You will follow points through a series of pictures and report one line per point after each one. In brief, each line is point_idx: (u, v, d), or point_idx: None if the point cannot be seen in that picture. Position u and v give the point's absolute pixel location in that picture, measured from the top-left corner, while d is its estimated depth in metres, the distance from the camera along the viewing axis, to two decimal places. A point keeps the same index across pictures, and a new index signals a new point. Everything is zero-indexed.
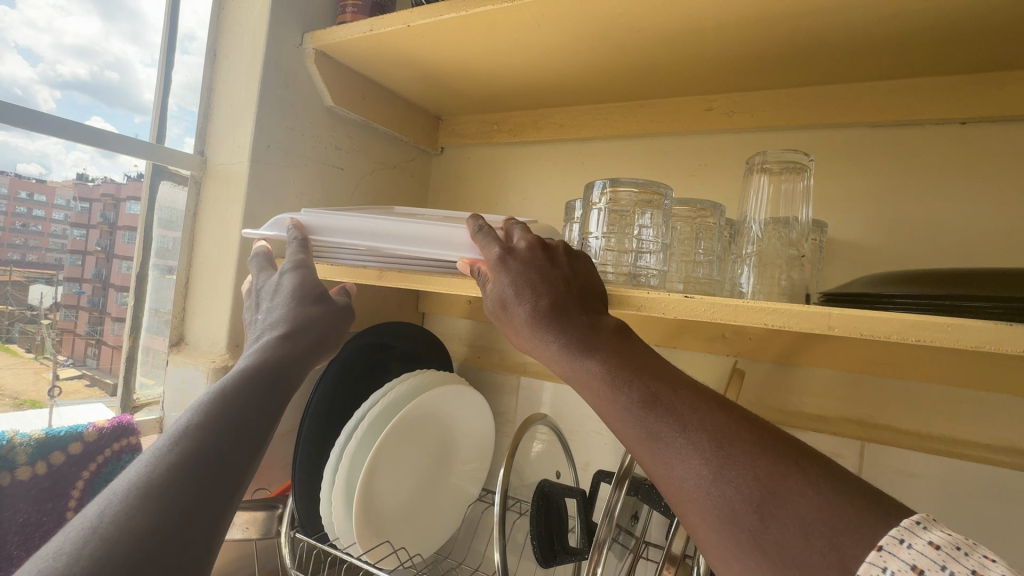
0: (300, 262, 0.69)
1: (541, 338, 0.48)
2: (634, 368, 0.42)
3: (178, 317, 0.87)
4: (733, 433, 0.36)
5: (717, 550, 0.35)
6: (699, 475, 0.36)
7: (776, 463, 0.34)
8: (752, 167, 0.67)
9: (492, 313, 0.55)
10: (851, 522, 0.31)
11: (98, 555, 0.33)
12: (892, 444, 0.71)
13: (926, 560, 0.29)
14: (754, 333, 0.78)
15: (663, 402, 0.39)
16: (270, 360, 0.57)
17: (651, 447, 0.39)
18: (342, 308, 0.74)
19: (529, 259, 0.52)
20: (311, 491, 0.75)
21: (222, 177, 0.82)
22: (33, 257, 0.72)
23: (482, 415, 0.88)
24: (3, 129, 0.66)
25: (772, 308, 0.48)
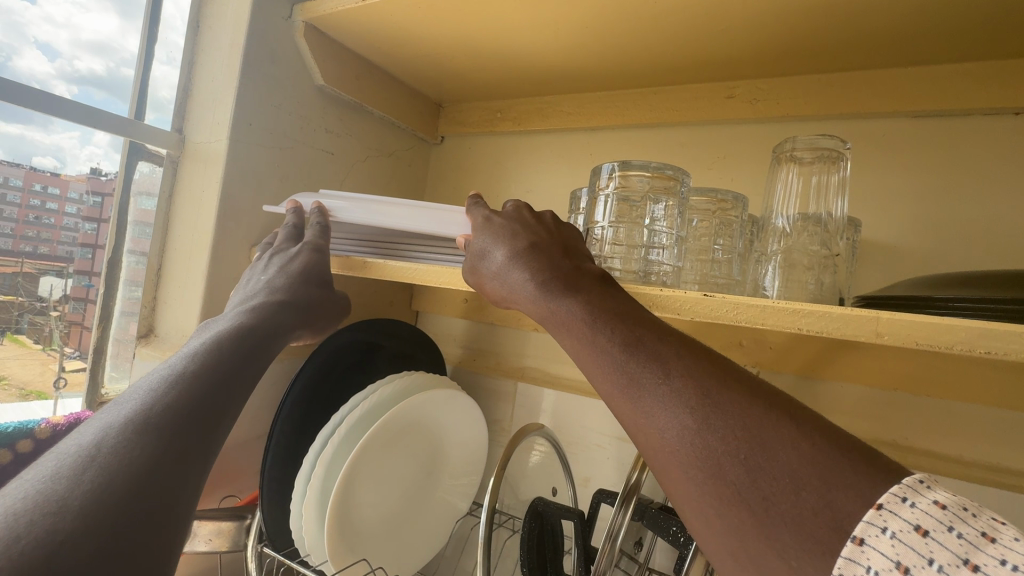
0: (318, 246, 0.68)
1: (523, 285, 0.45)
2: (615, 314, 0.39)
3: (148, 308, 0.81)
4: (720, 382, 0.32)
5: (697, 510, 0.30)
6: (680, 423, 0.32)
7: (766, 413, 0.30)
8: (780, 155, 0.60)
9: (472, 273, 0.53)
10: (852, 479, 0.27)
11: (98, 481, 0.33)
12: (929, 469, 0.63)
13: (930, 519, 0.24)
14: (774, 342, 0.71)
15: (644, 347, 0.36)
16: (258, 321, 0.56)
17: (629, 395, 0.35)
18: (342, 301, 0.72)
19: (519, 219, 0.52)
20: (281, 502, 0.68)
21: (200, 155, 0.76)
22: (45, 249, 0.70)
23: (477, 424, 0.81)
24: (20, 121, 0.66)
25: (807, 310, 0.41)
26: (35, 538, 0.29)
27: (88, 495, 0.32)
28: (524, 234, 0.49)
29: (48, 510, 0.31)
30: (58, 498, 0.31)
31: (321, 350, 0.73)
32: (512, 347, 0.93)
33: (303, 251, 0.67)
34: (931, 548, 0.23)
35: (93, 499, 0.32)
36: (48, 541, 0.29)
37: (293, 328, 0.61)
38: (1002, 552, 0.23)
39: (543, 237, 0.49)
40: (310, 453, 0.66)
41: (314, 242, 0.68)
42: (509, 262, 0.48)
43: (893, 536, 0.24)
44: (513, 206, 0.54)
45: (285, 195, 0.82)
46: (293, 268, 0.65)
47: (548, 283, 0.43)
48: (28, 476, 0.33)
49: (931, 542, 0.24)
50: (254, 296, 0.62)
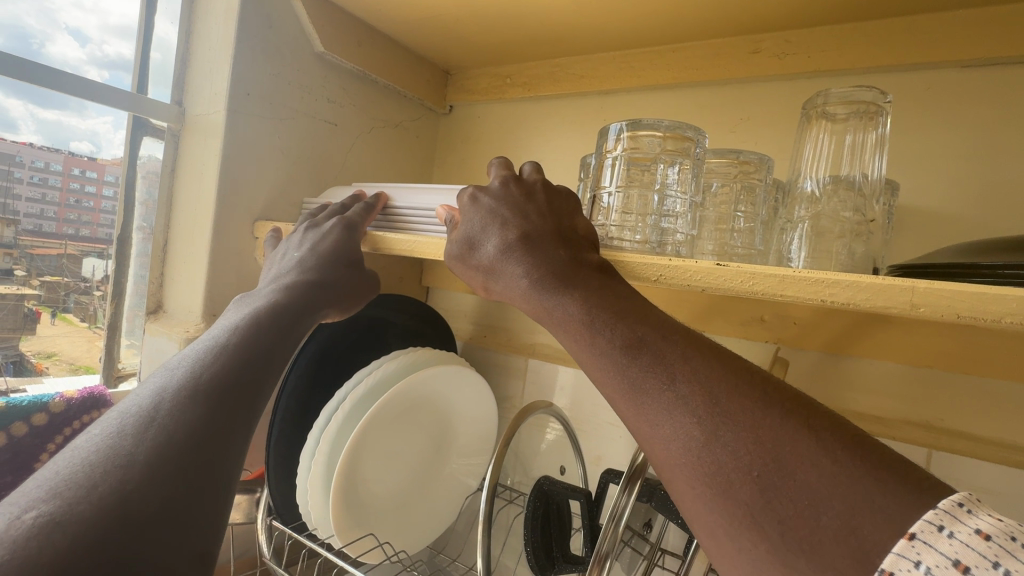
0: (351, 225, 0.66)
1: (517, 279, 0.43)
2: (617, 310, 0.37)
3: (156, 284, 0.80)
4: (730, 388, 0.30)
5: (708, 530, 0.28)
6: (687, 435, 0.29)
7: (782, 425, 0.27)
8: (810, 110, 0.54)
9: (456, 257, 0.50)
10: (885, 502, 0.24)
11: (160, 437, 0.34)
12: (965, 452, 0.58)
13: (971, 554, 0.21)
14: (799, 316, 0.67)
15: (649, 348, 0.33)
16: (284, 301, 0.55)
17: (633, 401, 0.33)
18: (372, 279, 0.69)
19: (510, 199, 0.48)
20: (288, 477, 0.68)
21: (201, 129, 0.74)
22: (86, 231, 0.74)
23: (485, 400, 0.79)
24: (56, 107, 0.68)
25: (833, 279, 0.37)
26: (106, 492, 0.30)
27: (150, 454, 0.33)
28: (517, 218, 0.46)
29: (117, 465, 0.32)
30: (127, 452, 0.33)
31: (322, 327, 0.73)
32: (522, 323, 0.90)
33: (335, 229, 0.65)
34: None
35: (158, 452, 0.34)
36: (119, 492, 0.31)
37: (319, 312, 0.59)
38: None
39: (539, 219, 0.46)
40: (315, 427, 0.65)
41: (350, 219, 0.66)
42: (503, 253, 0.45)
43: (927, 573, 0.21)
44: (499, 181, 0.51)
45: (289, 168, 0.80)
46: (322, 246, 0.63)
47: (547, 277, 0.41)
48: (95, 430, 0.35)
49: None
50: (286, 274, 0.61)
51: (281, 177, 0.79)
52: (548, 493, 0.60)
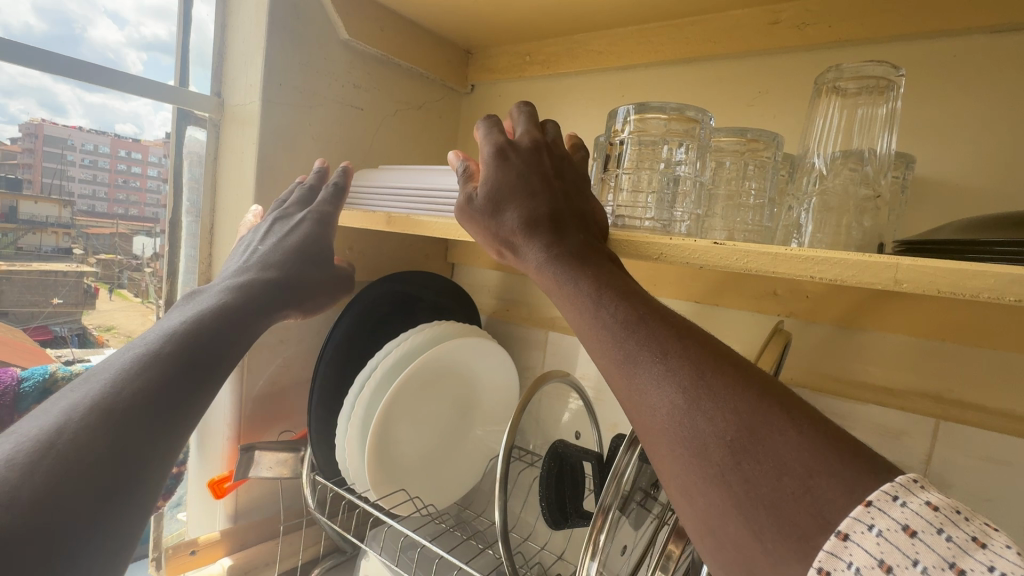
0: (318, 218, 0.72)
1: (533, 247, 0.46)
2: (622, 291, 0.40)
3: (206, 263, 0.87)
4: (717, 365, 0.33)
5: (679, 486, 0.32)
6: (671, 403, 0.33)
7: (757, 398, 0.31)
8: (821, 86, 0.55)
9: (468, 211, 0.52)
10: (841, 471, 0.28)
11: (85, 421, 0.40)
12: (973, 424, 0.60)
13: (920, 520, 0.25)
14: (812, 290, 0.68)
15: (645, 326, 0.37)
16: (239, 298, 0.60)
17: (625, 371, 0.36)
18: (341, 277, 0.76)
19: (539, 166, 0.50)
20: (327, 437, 0.76)
21: (239, 117, 0.80)
22: (134, 211, 0.81)
23: (507, 370, 0.84)
24: (102, 91, 0.74)
25: (822, 257, 0.39)
26: (17, 469, 0.35)
27: (71, 437, 0.38)
28: (542, 188, 0.49)
29: (37, 447, 0.37)
30: (47, 436, 0.38)
31: (355, 302, 0.78)
32: (543, 297, 0.94)
33: (301, 224, 0.71)
34: (917, 549, 0.24)
35: (81, 434, 0.39)
36: (32, 471, 0.35)
37: (276, 313, 0.64)
38: (990, 558, 0.23)
39: (559, 196, 0.49)
40: (350, 393, 0.72)
41: (315, 214, 0.72)
42: (526, 220, 0.47)
43: (878, 534, 0.25)
44: (527, 145, 0.52)
45: (320, 152, 0.85)
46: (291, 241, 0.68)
47: (563, 253, 0.44)
48: (27, 420, 0.40)
49: (918, 543, 0.24)
50: (246, 271, 0.66)
51: (312, 161, 0.84)
52: (561, 455, 0.65)
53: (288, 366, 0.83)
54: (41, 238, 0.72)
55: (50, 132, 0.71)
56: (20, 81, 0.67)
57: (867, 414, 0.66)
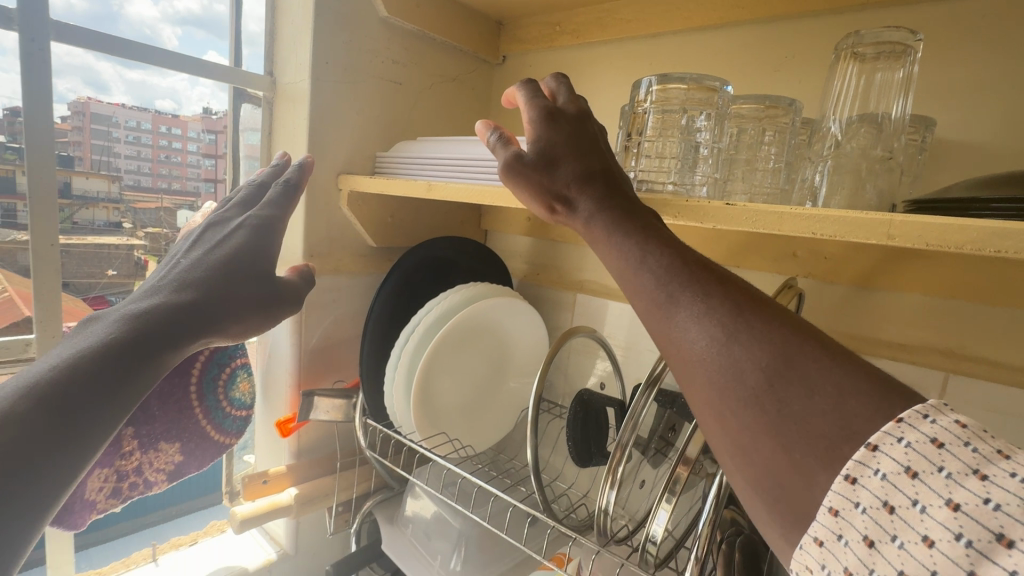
0: (258, 225, 0.60)
1: (584, 203, 0.48)
2: (661, 240, 0.42)
3: None
4: (753, 303, 0.35)
5: (714, 413, 0.34)
6: (708, 336, 0.34)
7: (789, 331, 0.33)
8: (840, 52, 0.57)
9: (510, 165, 0.52)
10: (868, 393, 0.29)
11: None
12: (983, 377, 0.63)
13: (947, 434, 0.27)
14: (831, 251, 0.71)
15: (684, 269, 0.38)
16: (151, 321, 0.47)
17: (663, 310, 0.38)
18: (290, 297, 0.62)
19: (586, 131, 0.53)
20: (377, 385, 0.85)
21: (290, 95, 0.86)
22: (177, 185, 0.87)
23: (537, 329, 0.91)
24: (142, 67, 0.79)
25: (823, 215, 0.43)
26: None
27: None
28: (592, 151, 0.51)
29: None
30: None
31: (398, 266, 0.86)
32: (571, 261, 0.99)
33: (241, 230, 0.59)
34: (943, 458, 0.26)
35: None
36: None
37: (200, 341, 0.51)
38: (1013, 465, 0.25)
39: (605, 161, 0.51)
40: (397, 346, 0.80)
41: (253, 219, 0.60)
42: (574, 181, 0.49)
43: (907, 445, 0.27)
44: (572, 113, 0.55)
45: (363, 125, 0.91)
46: (227, 251, 0.57)
47: (608, 210, 0.46)
48: None
49: (943, 453, 0.26)
50: (158, 288, 0.51)
51: (356, 134, 0.90)
52: (587, 402, 0.71)
53: (339, 323, 0.93)
54: (94, 214, 0.78)
55: (96, 110, 0.76)
56: (66, 60, 0.72)
57: (880, 368, 0.69)
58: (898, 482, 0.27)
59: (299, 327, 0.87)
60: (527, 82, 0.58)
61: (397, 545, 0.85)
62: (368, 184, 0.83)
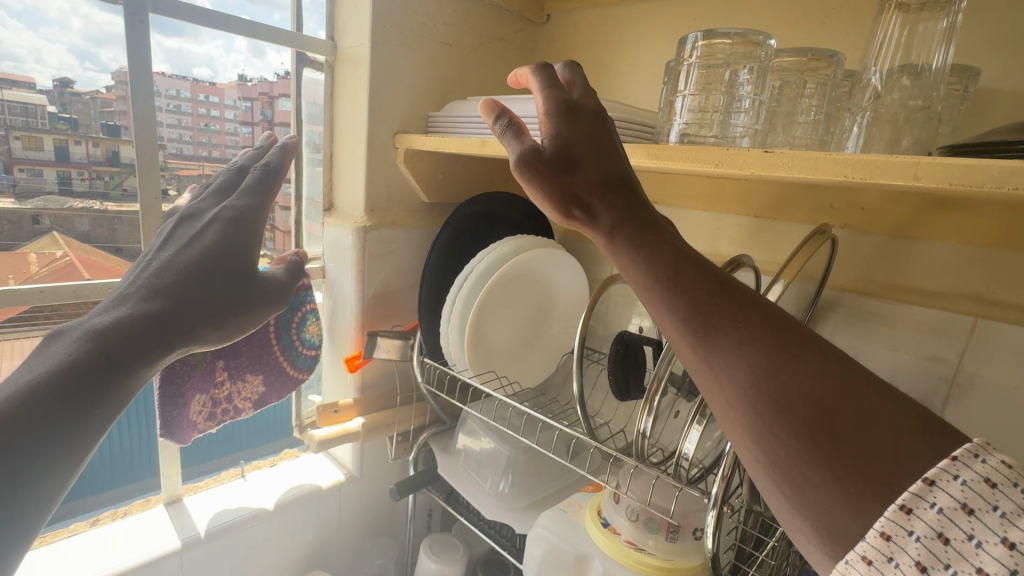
0: (232, 219, 0.55)
1: (608, 216, 0.44)
2: (700, 263, 0.42)
3: (327, 185, 1.03)
4: (797, 336, 0.37)
5: (759, 441, 0.35)
6: (757, 367, 0.36)
7: (834, 367, 0.35)
8: (885, 4, 0.59)
9: (523, 163, 0.44)
10: (918, 432, 0.32)
11: None
12: (1012, 322, 0.65)
13: (998, 474, 0.30)
14: (867, 202, 0.74)
15: (725, 298, 0.39)
16: (110, 337, 0.45)
17: (706, 337, 0.38)
18: (267, 292, 0.58)
19: (606, 131, 0.48)
20: (434, 327, 0.94)
21: (350, 59, 0.93)
22: (217, 153, 0.91)
23: (578, 278, 0.97)
24: (178, 35, 0.82)
25: (854, 160, 0.47)
26: None
27: None
28: (614, 157, 0.47)
29: None
30: None
31: (450, 220, 0.93)
32: None
33: (214, 225, 0.55)
34: (996, 497, 0.30)
35: None
36: None
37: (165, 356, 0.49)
38: None
39: (624, 169, 0.47)
40: (452, 292, 0.88)
41: (229, 210, 0.56)
42: (594, 188, 0.45)
43: (963, 483, 0.30)
44: (590, 109, 0.49)
45: (416, 86, 0.96)
46: (200, 252, 0.53)
47: (640, 228, 0.43)
48: None
49: (997, 492, 0.30)
50: (125, 296, 0.49)
51: (410, 95, 0.96)
52: (628, 342, 0.78)
53: (396, 273, 1.01)
54: None
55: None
56: (108, 28, 0.76)
57: (910, 315, 0.72)
58: (954, 515, 0.30)
59: (361, 274, 0.96)
60: (539, 64, 0.51)
61: (452, 470, 0.96)
62: (424, 141, 0.89)
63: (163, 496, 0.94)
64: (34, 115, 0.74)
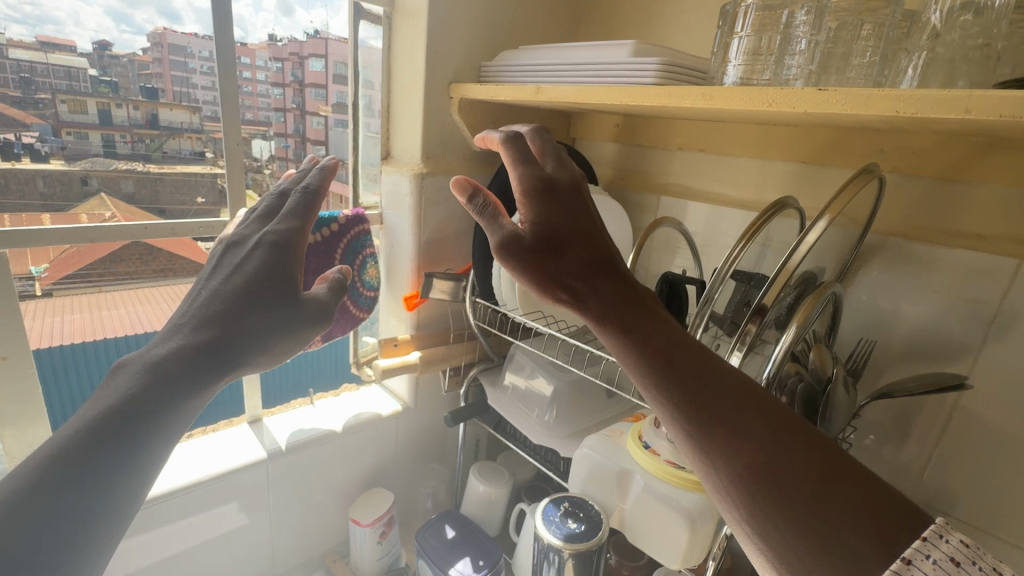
0: (278, 242, 0.56)
1: (601, 300, 0.50)
2: (691, 352, 0.48)
3: (383, 136, 1.09)
4: (782, 425, 0.43)
5: (756, 521, 0.41)
6: (752, 457, 0.42)
7: (806, 451, 0.42)
8: None
9: (511, 249, 0.50)
10: (891, 515, 0.39)
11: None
12: None
13: (961, 553, 0.36)
14: (918, 146, 0.75)
15: (715, 388, 0.45)
16: (169, 369, 0.44)
17: (705, 425, 0.44)
18: (314, 309, 0.55)
19: (582, 209, 0.54)
20: (485, 270, 1.01)
21: (406, 10, 0.96)
22: (250, 115, 0.94)
23: (622, 224, 1.02)
24: None
25: (907, 95, 0.49)
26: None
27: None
28: (595, 237, 0.53)
29: None
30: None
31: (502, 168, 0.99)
32: (657, 165, 1.08)
33: (260, 249, 0.55)
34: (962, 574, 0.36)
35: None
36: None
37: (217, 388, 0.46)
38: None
39: (602, 245, 0.53)
40: None
41: (272, 235, 0.56)
42: (582, 275, 0.51)
43: (935, 561, 0.36)
44: (565, 186, 0.55)
45: (468, 37, 0.99)
46: (248, 276, 0.52)
47: (630, 312, 0.49)
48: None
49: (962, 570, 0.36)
50: (179, 326, 0.48)
51: (462, 45, 0.99)
52: (672, 282, 0.82)
53: (449, 220, 1.07)
54: (180, 143, 0.89)
55: (172, 40, 0.84)
56: None
57: (954, 259, 0.74)
58: None
59: (417, 220, 1.02)
60: (512, 138, 0.56)
61: (501, 403, 1.05)
62: (478, 90, 0.94)
63: (247, 416, 1.06)
64: (77, 78, 0.79)
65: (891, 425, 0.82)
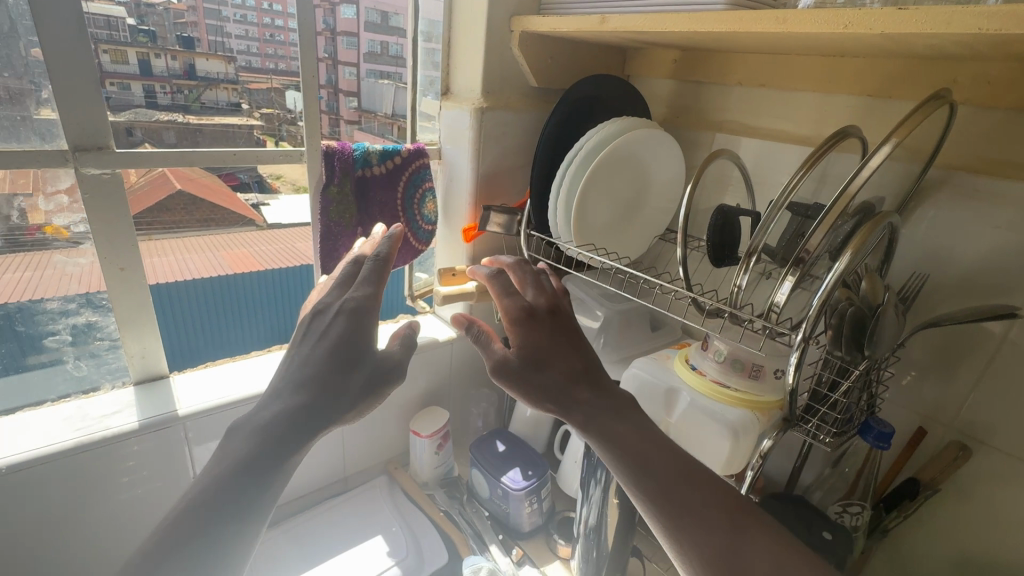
0: (355, 311, 0.63)
1: (583, 401, 0.63)
2: (667, 452, 0.59)
3: (442, 74, 1.13)
4: (741, 521, 0.55)
5: None
6: (722, 552, 0.53)
7: (764, 543, 0.53)
8: None
9: (501, 371, 0.65)
10: None
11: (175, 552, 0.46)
12: None
13: None
14: (996, 74, 0.74)
15: (687, 485, 0.57)
16: (275, 431, 0.53)
17: (681, 520, 0.55)
18: (386, 370, 0.62)
19: (558, 325, 0.69)
20: (541, 203, 1.04)
21: None
22: (282, 65, 0.96)
23: (674, 159, 1.04)
24: None
25: (994, 11, 0.49)
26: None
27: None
28: (572, 349, 0.67)
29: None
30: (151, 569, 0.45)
31: (560, 102, 1.00)
32: (714, 102, 1.08)
33: (339, 319, 0.62)
34: None
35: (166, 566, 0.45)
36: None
37: (314, 442, 0.56)
38: None
39: (577, 350, 0.67)
40: (561, 169, 0.97)
41: (351, 302, 0.64)
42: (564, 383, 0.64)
43: None
44: (542, 307, 0.70)
45: None
46: (329, 347, 0.60)
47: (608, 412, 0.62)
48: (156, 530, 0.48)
49: None
50: (278, 395, 0.57)
51: None
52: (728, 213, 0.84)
53: (505, 156, 1.11)
54: (216, 94, 0.93)
55: None
56: None
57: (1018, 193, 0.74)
58: None
59: (476, 153, 1.07)
60: (496, 273, 0.73)
61: None
62: (541, 21, 0.94)
63: None
64: (116, 28, 0.81)
65: (937, 358, 0.85)
